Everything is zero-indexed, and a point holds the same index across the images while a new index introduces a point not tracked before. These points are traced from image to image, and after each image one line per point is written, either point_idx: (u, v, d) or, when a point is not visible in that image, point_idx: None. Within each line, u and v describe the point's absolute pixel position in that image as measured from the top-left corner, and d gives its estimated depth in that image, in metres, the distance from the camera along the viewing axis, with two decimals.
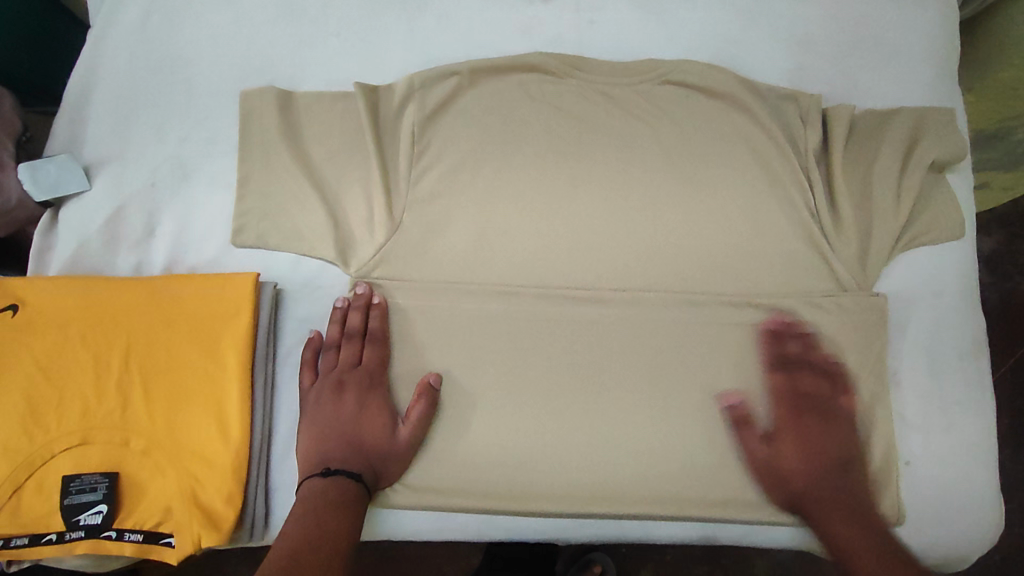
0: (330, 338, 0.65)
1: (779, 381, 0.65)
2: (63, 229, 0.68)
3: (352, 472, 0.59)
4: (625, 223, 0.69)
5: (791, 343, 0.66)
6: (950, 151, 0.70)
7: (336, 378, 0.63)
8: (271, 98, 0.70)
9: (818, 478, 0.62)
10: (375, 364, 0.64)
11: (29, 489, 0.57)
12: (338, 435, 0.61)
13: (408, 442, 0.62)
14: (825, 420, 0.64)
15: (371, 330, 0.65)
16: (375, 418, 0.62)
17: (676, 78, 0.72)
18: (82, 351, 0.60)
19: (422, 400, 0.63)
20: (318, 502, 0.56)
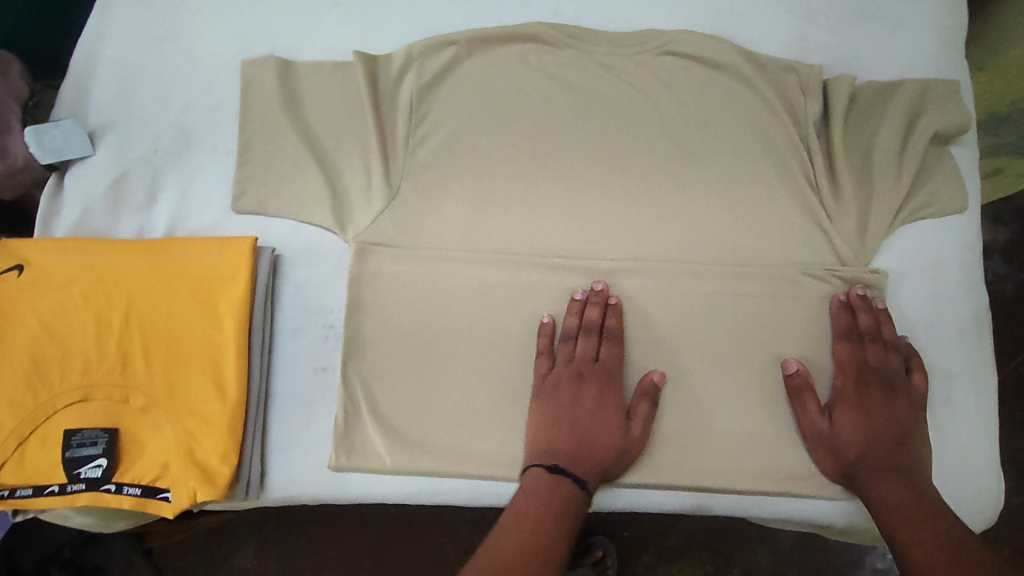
0: (569, 329, 0.65)
1: (844, 352, 0.64)
2: (69, 194, 0.69)
3: (578, 477, 0.59)
4: (621, 194, 0.69)
5: (862, 314, 0.64)
6: (955, 122, 0.69)
7: (531, 373, 0.64)
8: (271, 67, 0.71)
9: (870, 449, 0.60)
10: (612, 361, 0.64)
11: (32, 443, 0.59)
12: (568, 427, 0.62)
13: (637, 436, 0.62)
14: (887, 391, 0.62)
15: (608, 328, 0.65)
16: (612, 414, 0.62)
17: (676, 48, 0.71)
18: (84, 311, 0.62)
19: (648, 399, 0.63)
20: (549, 500, 0.57)
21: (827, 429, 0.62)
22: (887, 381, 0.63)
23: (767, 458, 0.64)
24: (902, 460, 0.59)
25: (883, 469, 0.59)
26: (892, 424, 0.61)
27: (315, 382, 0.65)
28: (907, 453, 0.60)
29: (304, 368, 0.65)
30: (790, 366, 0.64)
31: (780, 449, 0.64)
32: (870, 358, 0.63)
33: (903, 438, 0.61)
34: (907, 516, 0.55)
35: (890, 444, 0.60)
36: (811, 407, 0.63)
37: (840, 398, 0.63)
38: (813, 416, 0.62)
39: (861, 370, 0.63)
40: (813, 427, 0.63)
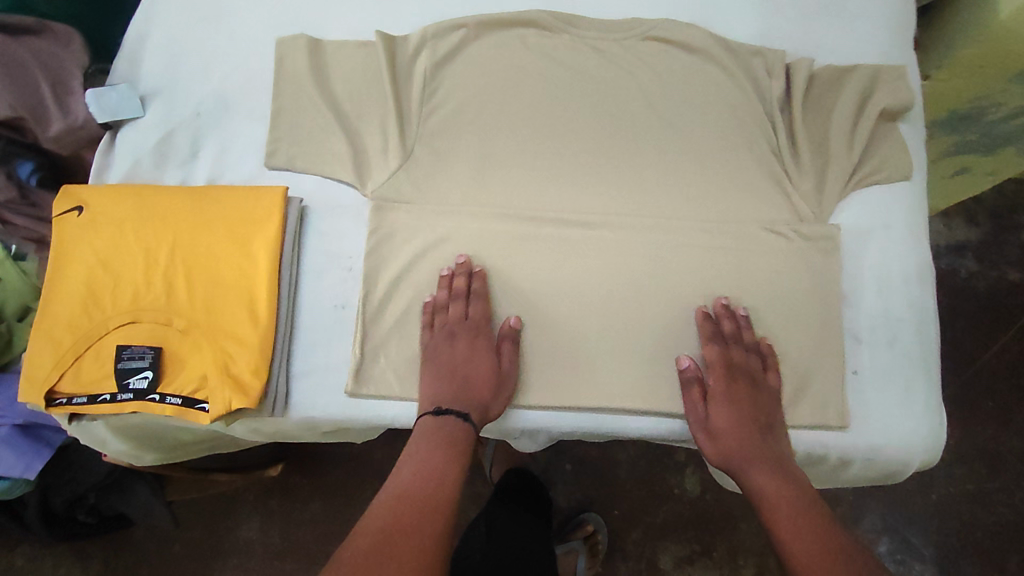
0: (438, 301, 0.73)
1: (712, 353, 0.71)
2: (121, 150, 0.79)
3: (459, 413, 0.67)
4: (608, 160, 0.78)
5: (725, 322, 0.73)
6: (902, 100, 0.78)
7: (447, 329, 0.72)
8: (303, 44, 0.80)
9: (743, 440, 0.68)
10: (479, 314, 0.72)
11: (88, 358, 0.68)
12: (451, 377, 0.70)
13: (503, 374, 0.71)
14: (751, 388, 0.71)
15: (476, 291, 0.73)
16: (483, 364, 0.70)
17: (657, 35, 0.81)
18: (134, 247, 0.70)
19: (507, 339, 0.72)
20: (440, 439, 0.65)
21: (704, 416, 0.70)
22: (746, 375, 0.71)
23: None
24: (770, 457, 0.68)
25: (759, 461, 0.67)
26: (756, 416, 0.70)
27: (335, 317, 0.74)
28: (769, 444, 0.69)
29: (326, 304, 0.74)
30: (683, 361, 0.72)
31: None
32: (734, 358, 0.71)
33: (765, 432, 0.69)
34: (782, 505, 0.63)
35: (762, 440, 0.69)
36: (696, 397, 0.71)
37: (714, 393, 0.71)
38: (697, 406, 0.70)
39: (727, 370, 0.71)
40: (694, 416, 0.70)
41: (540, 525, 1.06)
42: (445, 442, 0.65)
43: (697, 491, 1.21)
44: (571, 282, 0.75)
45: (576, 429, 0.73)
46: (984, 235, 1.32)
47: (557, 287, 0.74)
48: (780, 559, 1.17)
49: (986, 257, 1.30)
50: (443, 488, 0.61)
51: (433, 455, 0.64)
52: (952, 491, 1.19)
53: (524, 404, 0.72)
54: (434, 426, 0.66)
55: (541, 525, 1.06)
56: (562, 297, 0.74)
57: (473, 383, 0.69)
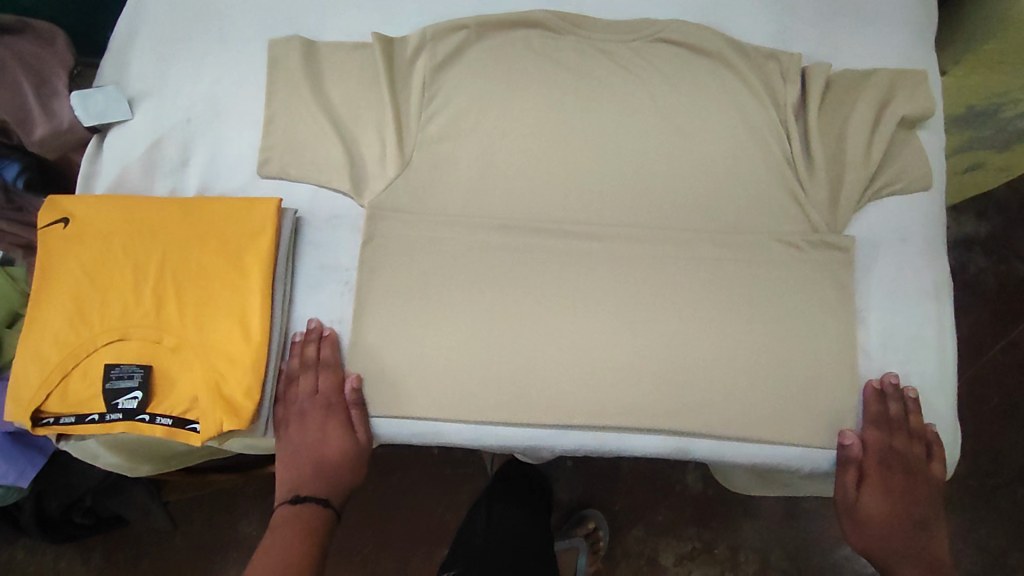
0: (290, 370, 0.71)
1: (874, 437, 0.69)
2: (108, 155, 0.76)
3: (319, 498, 0.71)
4: (615, 166, 0.75)
5: (893, 404, 0.70)
6: (922, 108, 0.75)
7: (300, 408, 0.71)
8: (296, 46, 0.77)
9: (891, 528, 0.69)
10: (329, 387, 0.70)
11: (75, 376, 0.66)
12: (304, 463, 0.71)
13: (363, 444, 0.71)
14: (906, 474, 0.70)
15: (323, 360, 0.70)
16: (336, 442, 0.70)
17: (667, 37, 0.78)
18: (123, 260, 0.68)
19: (355, 407, 0.70)
20: (295, 524, 0.69)
21: (855, 499, 0.70)
22: (903, 465, 0.70)
23: (738, 410, 0.70)
24: (918, 542, 0.69)
25: (905, 552, 0.69)
26: (909, 508, 0.70)
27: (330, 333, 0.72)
28: (924, 537, 0.69)
29: (322, 320, 0.72)
30: (845, 437, 0.69)
31: (749, 400, 0.70)
32: (896, 445, 0.69)
33: (920, 523, 0.69)
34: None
35: (912, 533, 0.69)
36: (850, 476, 0.70)
37: (869, 476, 0.70)
38: (848, 487, 0.70)
39: (888, 455, 0.70)
40: (845, 496, 0.71)
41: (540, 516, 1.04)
42: (303, 526, 0.69)
43: (699, 487, 1.18)
44: (575, 294, 0.72)
45: (578, 445, 0.71)
46: (992, 230, 1.24)
47: (558, 299, 0.72)
48: (781, 558, 1.15)
49: (994, 250, 1.23)
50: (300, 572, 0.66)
51: (303, 538, 0.68)
52: (960, 491, 1.14)
53: (527, 422, 0.70)
54: (293, 515, 0.70)
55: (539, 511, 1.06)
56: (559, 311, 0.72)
57: (323, 460, 0.71)
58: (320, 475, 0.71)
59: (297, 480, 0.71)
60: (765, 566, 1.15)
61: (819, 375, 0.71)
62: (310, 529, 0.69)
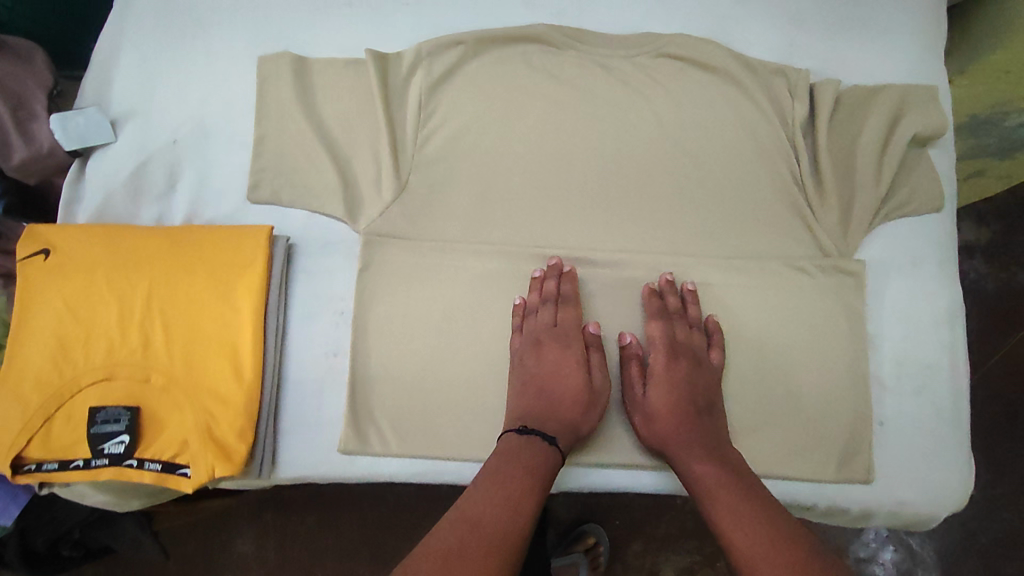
0: (530, 303, 0.68)
1: (680, 329, 0.68)
2: (89, 181, 0.72)
3: (549, 435, 0.62)
4: (620, 188, 0.73)
5: (671, 296, 0.69)
6: (933, 125, 0.73)
7: (536, 338, 0.67)
8: (286, 63, 0.73)
9: (680, 418, 0.64)
10: (570, 323, 0.68)
11: (59, 420, 0.62)
12: (540, 391, 0.65)
13: (598, 388, 0.66)
14: (691, 363, 0.67)
15: (563, 293, 0.69)
16: (573, 375, 0.66)
17: (672, 52, 0.75)
18: (107, 295, 0.65)
19: (595, 348, 0.68)
20: (521, 461, 0.59)
21: (642, 396, 0.66)
22: (688, 356, 0.67)
23: (751, 441, 0.68)
24: (711, 435, 0.63)
25: (696, 442, 0.62)
26: (698, 395, 0.65)
27: (325, 366, 0.69)
28: (710, 424, 0.64)
29: (317, 352, 0.69)
30: (624, 338, 0.69)
31: (762, 431, 0.68)
32: (676, 334, 0.68)
33: (710, 411, 0.65)
34: (721, 488, 0.59)
35: (701, 419, 0.64)
36: (633, 374, 0.67)
37: (654, 372, 0.67)
38: (635, 382, 0.67)
39: (670, 346, 0.67)
40: (630, 394, 0.67)
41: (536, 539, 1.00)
42: (525, 466, 0.58)
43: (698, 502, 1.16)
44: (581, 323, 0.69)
45: (578, 485, 0.69)
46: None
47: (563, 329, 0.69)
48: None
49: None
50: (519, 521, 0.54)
51: (515, 475, 0.57)
52: None
53: None
54: (517, 446, 0.60)
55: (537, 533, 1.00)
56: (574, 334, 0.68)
57: (543, 396, 0.65)
58: (545, 410, 0.64)
59: (538, 417, 0.63)
60: None
61: (833, 405, 0.68)
62: (531, 476, 0.58)
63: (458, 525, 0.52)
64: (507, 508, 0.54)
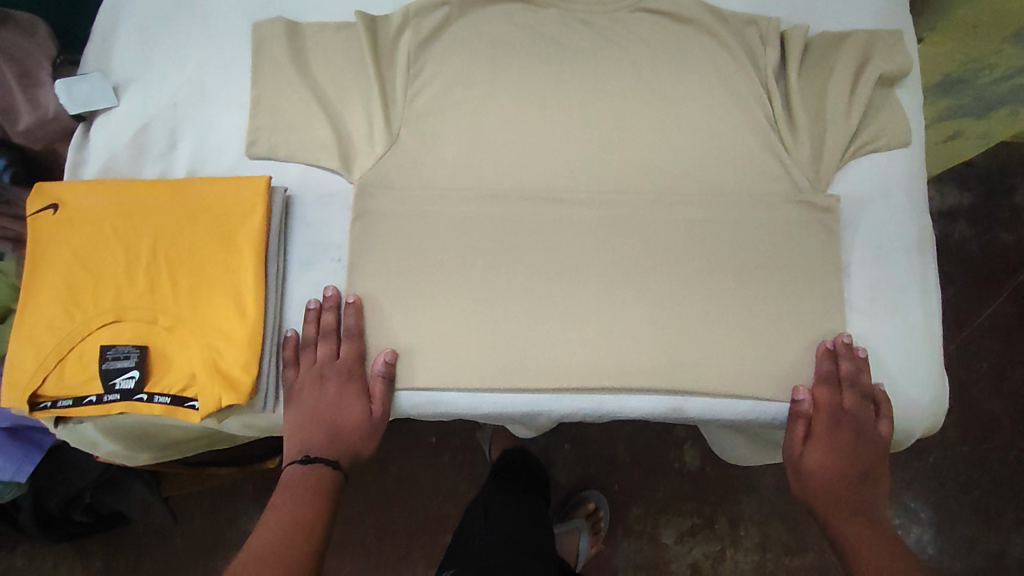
0: (308, 334, 0.70)
1: (825, 395, 0.70)
2: (96, 142, 0.76)
3: (329, 461, 0.69)
4: (601, 134, 0.76)
5: (843, 362, 0.70)
6: (898, 66, 0.76)
7: (318, 371, 0.70)
8: (280, 27, 0.77)
9: (836, 482, 0.71)
10: (350, 356, 0.70)
11: (71, 359, 0.66)
12: (322, 423, 0.70)
13: (379, 418, 0.71)
14: (855, 433, 0.70)
15: (347, 327, 0.70)
16: (349, 412, 0.70)
17: (646, 5, 0.79)
18: (115, 243, 0.68)
19: (384, 381, 0.69)
20: (301, 488, 0.67)
21: (799, 457, 0.72)
22: (856, 424, 0.70)
23: (732, 366, 0.71)
24: (862, 501, 0.71)
25: (849, 507, 0.70)
26: (863, 464, 0.70)
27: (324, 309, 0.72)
28: (866, 488, 0.71)
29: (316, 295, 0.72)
30: (798, 393, 0.69)
31: (742, 357, 0.71)
32: (846, 402, 0.69)
33: (865, 477, 0.71)
34: (863, 551, 0.68)
35: (856, 487, 0.71)
36: (798, 431, 0.71)
37: (815, 432, 0.71)
38: (795, 443, 0.71)
39: (835, 412, 0.70)
40: (789, 452, 0.72)
41: (535, 506, 1.03)
42: (310, 492, 0.67)
43: (697, 464, 1.18)
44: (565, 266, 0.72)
45: (574, 410, 0.72)
46: (976, 198, 1.26)
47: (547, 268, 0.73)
48: (780, 529, 1.16)
49: (979, 219, 1.25)
50: (295, 546, 0.63)
51: (305, 505, 0.66)
52: (951, 455, 1.16)
53: (525, 389, 0.70)
54: (299, 476, 0.68)
55: (536, 496, 1.06)
56: (351, 367, 0.70)
57: (315, 428, 0.69)
58: (324, 441, 0.69)
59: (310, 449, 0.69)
60: (766, 543, 1.15)
61: (810, 330, 0.72)
62: (317, 499, 0.67)
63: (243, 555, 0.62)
64: (288, 538, 0.64)
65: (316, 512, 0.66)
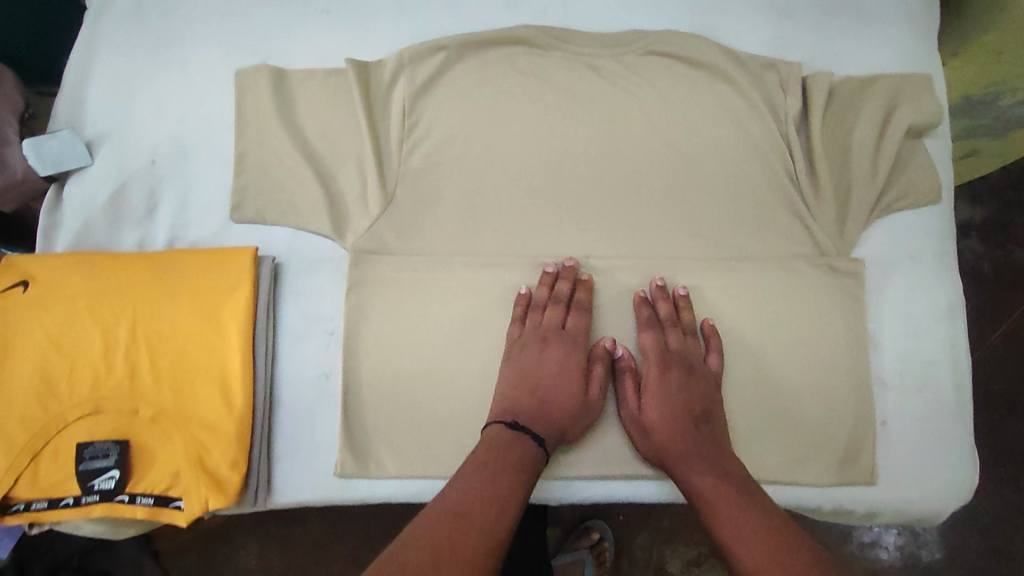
0: (540, 299, 0.67)
1: (648, 340, 0.67)
2: (67, 207, 0.70)
3: (538, 435, 0.62)
4: (612, 193, 0.71)
5: (661, 304, 0.68)
6: (928, 116, 0.71)
7: (541, 334, 0.67)
8: (264, 76, 0.71)
9: (676, 432, 0.63)
10: (576, 329, 0.67)
11: (46, 457, 0.61)
12: (529, 390, 0.64)
13: (594, 402, 0.66)
14: (685, 373, 0.66)
15: (579, 301, 0.68)
16: (571, 385, 0.65)
17: (660, 48, 0.73)
18: (91, 325, 0.63)
19: (602, 363, 0.67)
20: (506, 455, 0.58)
21: (637, 411, 0.66)
22: (681, 364, 0.66)
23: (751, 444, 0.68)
24: (709, 443, 0.63)
25: (693, 454, 0.62)
26: (697, 405, 0.65)
27: (318, 388, 0.67)
28: (709, 432, 0.64)
29: (308, 373, 0.67)
30: (612, 347, 0.68)
31: (763, 435, 0.68)
32: (670, 343, 0.67)
33: (706, 419, 0.64)
34: (722, 497, 0.58)
35: (699, 429, 0.64)
36: (627, 387, 0.67)
37: (648, 384, 0.66)
38: (628, 398, 0.67)
39: (662, 358, 0.67)
40: (626, 411, 0.67)
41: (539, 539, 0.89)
42: (515, 466, 0.58)
43: None
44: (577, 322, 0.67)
45: (584, 496, 0.68)
46: (989, 214, 1.09)
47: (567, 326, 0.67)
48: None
49: (991, 235, 1.08)
50: (503, 516, 0.53)
51: (502, 472, 0.56)
52: None
53: (533, 474, 0.67)
54: (505, 438, 0.60)
55: (538, 508, 0.94)
56: (572, 337, 0.67)
57: (527, 397, 0.64)
58: (540, 414, 0.63)
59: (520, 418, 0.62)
60: None
61: (835, 406, 0.68)
62: (521, 476, 0.57)
63: (431, 514, 0.51)
64: (488, 501, 0.53)
65: (511, 488, 0.56)
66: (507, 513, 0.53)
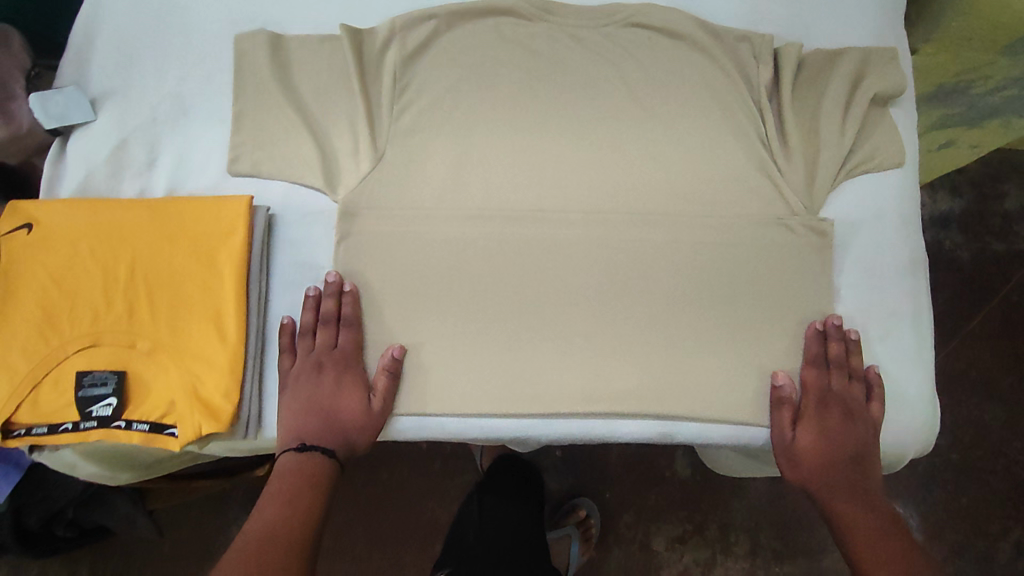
0: (307, 324, 0.70)
1: (812, 376, 0.70)
2: (72, 158, 0.74)
3: (328, 449, 0.68)
4: (590, 153, 0.75)
5: (834, 344, 0.70)
6: (892, 84, 0.75)
7: (315, 360, 0.70)
8: (262, 40, 0.75)
9: (829, 466, 0.69)
10: (349, 345, 0.70)
11: (46, 386, 0.64)
12: (316, 411, 0.69)
13: (377, 412, 0.69)
14: (844, 414, 0.69)
15: (344, 316, 0.70)
16: (352, 403, 0.69)
17: (638, 20, 0.77)
18: (92, 265, 0.66)
19: (786, 406, 0.69)
20: (302, 475, 0.66)
21: (791, 441, 0.70)
22: (847, 408, 0.69)
23: (722, 388, 0.70)
24: (856, 482, 0.68)
25: (839, 486, 0.69)
26: (849, 443, 0.69)
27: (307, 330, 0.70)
28: (862, 471, 0.69)
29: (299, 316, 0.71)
30: (394, 350, 0.69)
31: (733, 379, 0.71)
32: (834, 385, 0.70)
33: (857, 459, 0.69)
34: (857, 526, 0.67)
35: (852, 468, 0.69)
36: (783, 419, 0.69)
37: (805, 413, 0.70)
38: (784, 425, 0.69)
39: (822, 394, 0.70)
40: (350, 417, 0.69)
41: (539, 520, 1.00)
42: (314, 480, 0.66)
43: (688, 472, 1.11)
44: (347, 340, 0.70)
45: (565, 434, 0.71)
46: (967, 206, 1.17)
47: (354, 342, 0.70)
48: (769, 533, 1.09)
49: (972, 230, 1.16)
50: (302, 527, 0.64)
51: (300, 496, 0.65)
52: None
53: (513, 413, 0.69)
54: (295, 465, 0.66)
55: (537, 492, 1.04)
56: (345, 356, 0.70)
57: (310, 417, 0.68)
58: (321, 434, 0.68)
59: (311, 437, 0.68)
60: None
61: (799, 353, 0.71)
62: (319, 484, 0.66)
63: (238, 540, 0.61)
64: (288, 526, 0.63)
65: (311, 501, 0.66)
66: (307, 527, 0.64)
